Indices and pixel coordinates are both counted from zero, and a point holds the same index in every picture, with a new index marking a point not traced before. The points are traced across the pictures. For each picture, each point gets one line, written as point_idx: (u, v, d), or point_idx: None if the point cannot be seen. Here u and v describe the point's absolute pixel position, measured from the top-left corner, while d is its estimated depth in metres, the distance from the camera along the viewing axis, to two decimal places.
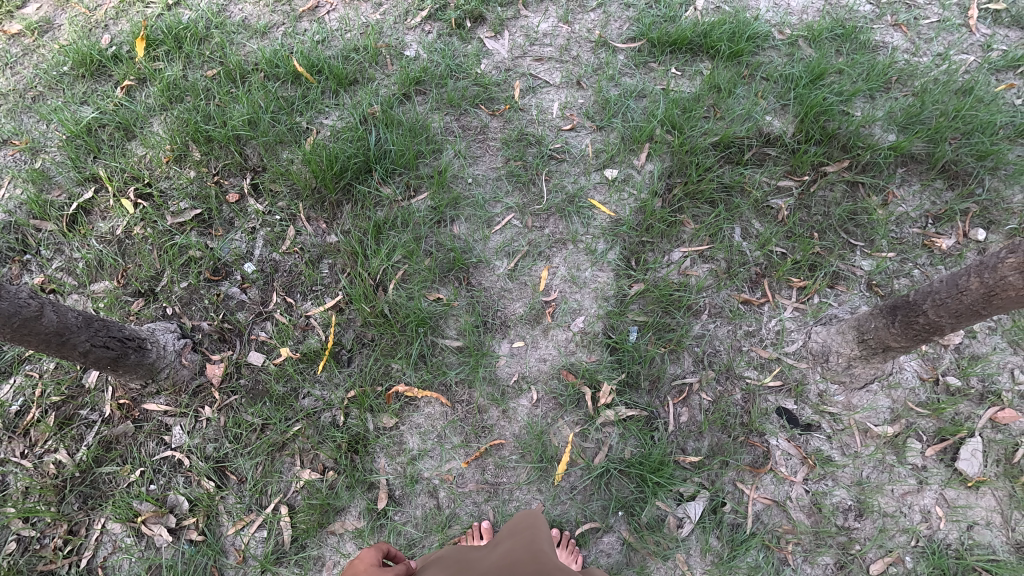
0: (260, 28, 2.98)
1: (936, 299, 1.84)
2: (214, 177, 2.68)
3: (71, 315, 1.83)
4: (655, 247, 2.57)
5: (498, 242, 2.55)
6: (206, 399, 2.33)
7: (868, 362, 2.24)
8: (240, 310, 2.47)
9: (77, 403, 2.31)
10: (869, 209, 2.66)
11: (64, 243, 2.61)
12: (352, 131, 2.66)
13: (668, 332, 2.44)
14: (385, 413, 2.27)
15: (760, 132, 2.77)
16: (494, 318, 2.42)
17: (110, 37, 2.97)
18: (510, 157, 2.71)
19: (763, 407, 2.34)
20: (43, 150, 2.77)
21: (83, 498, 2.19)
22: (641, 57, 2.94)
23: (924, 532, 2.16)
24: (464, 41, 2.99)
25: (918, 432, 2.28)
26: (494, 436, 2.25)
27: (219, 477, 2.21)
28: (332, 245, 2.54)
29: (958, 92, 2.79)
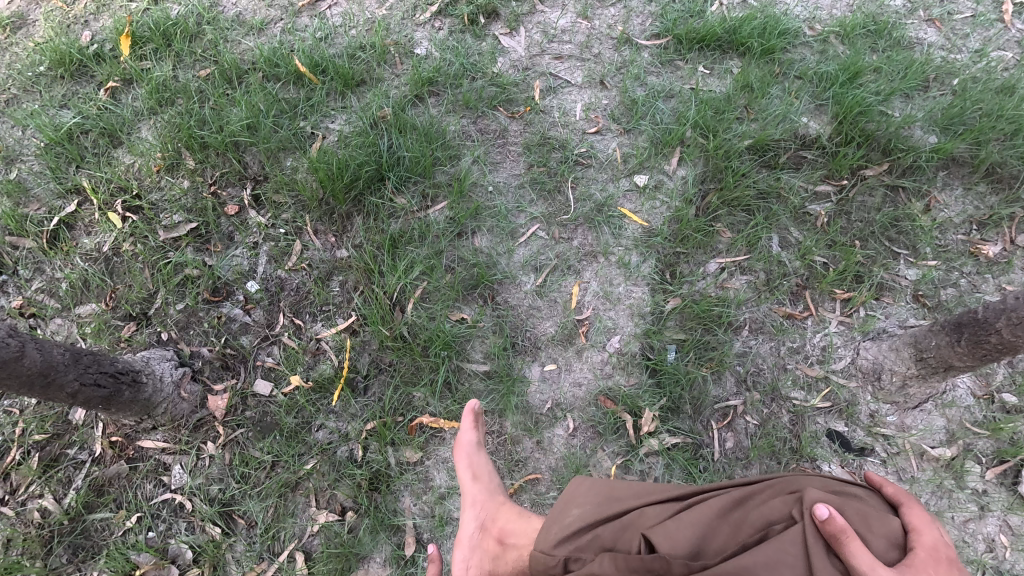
0: (256, 24, 2.75)
1: (1012, 316, 1.67)
2: (210, 187, 2.45)
3: (56, 353, 1.62)
4: (691, 259, 2.40)
5: (523, 256, 2.37)
6: (209, 434, 2.11)
7: (925, 381, 2.10)
8: (244, 334, 2.25)
9: (64, 442, 2.09)
10: (912, 215, 2.50)
11: (44, 261, 2.37)
12: (363, 136, 2.46)
13: (709, 350, 2.27)
14: (408, 447, 2.08)
15: (796, 134, 2.62)
16: (523, 340, 2.24)
17: (91, 34, 2.71)
18: (533, 163, 2.52)
19: (813, 431, 2.19)
20: (19, 158, 2.51)
21: (73, 550, 1.97)
22: (667, 55, 2.76)
23: (990, 563, 2.03)
24: (477, 37, 2.79)
25: (977, 455, 2.14)
26: (528, 471, 2.08)
27: (225, 522, 2.01)
28: (343, 261, 2.34)
29: (999, 90, 2.66)
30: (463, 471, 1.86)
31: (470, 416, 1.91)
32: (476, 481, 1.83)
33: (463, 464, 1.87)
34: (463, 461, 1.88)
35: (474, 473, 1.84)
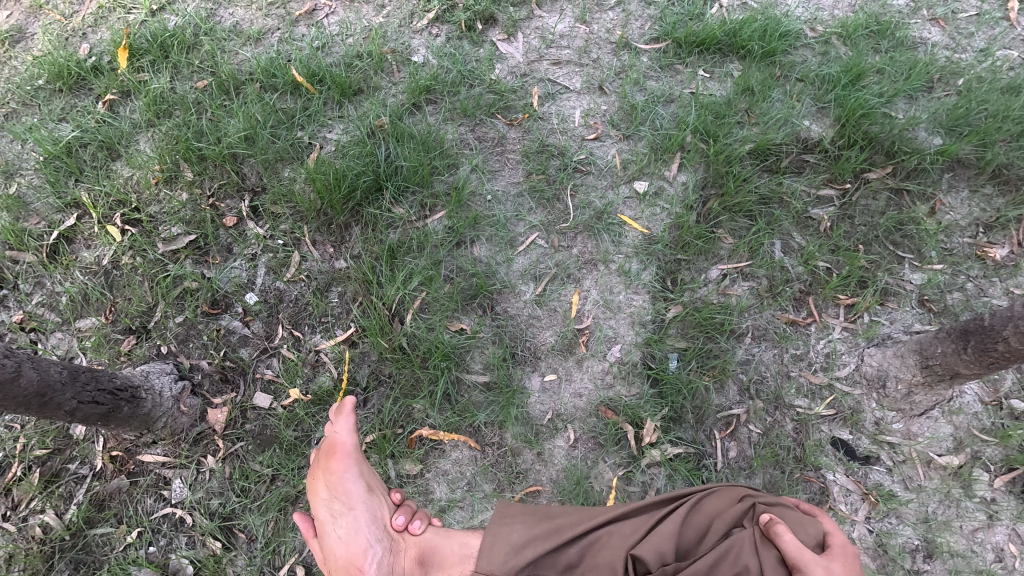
0: (253, 34, 2.74)
1: (1019, 324, 1.64)
2: (208, 199, 2.45)
3: (52, 371, 1.62)
4: (692, 266, 2.38)
5: (523, 265, 2.35)
6: (209, 447, 2.11)
7: (932, 389, 2.06)
8: (243, 347, 2.24)
9: (65, 457, 2.08)
10: (917, 219, 2.47)
11: (44, 275, 2.38)
12: (360, 146, 2.45)
13: (712, 358, 2.24)
14: (408, 460, 2.08)
15: (798, 138, 2.59)
16: (523, 350, 2.22)
17: (89, 47, 2.71)
18: (531, 171, 2.50)
19: (817, 439, 2.16)
20: (19, 172, 2.52)
21: (75, 565, 1.98)
22: (667, 59, 2.73)
23: (999, 572, 2.00)
24: (475, 44, 2.77)
25: (985, 462, 2.11)
26: (529, 482, 2.07)
27: (226, 536, 2.01)
28: (342, 271, 2.33)
29: (1005, 90, 2.61)
30: (355, 485, 1.82)
31: (344, 420, 1.84)
32: (370, 491, 1.85)
33: (356, 476, 1.82)
34: (354, 471, 1.82)
35: (369, 485, 1.85)
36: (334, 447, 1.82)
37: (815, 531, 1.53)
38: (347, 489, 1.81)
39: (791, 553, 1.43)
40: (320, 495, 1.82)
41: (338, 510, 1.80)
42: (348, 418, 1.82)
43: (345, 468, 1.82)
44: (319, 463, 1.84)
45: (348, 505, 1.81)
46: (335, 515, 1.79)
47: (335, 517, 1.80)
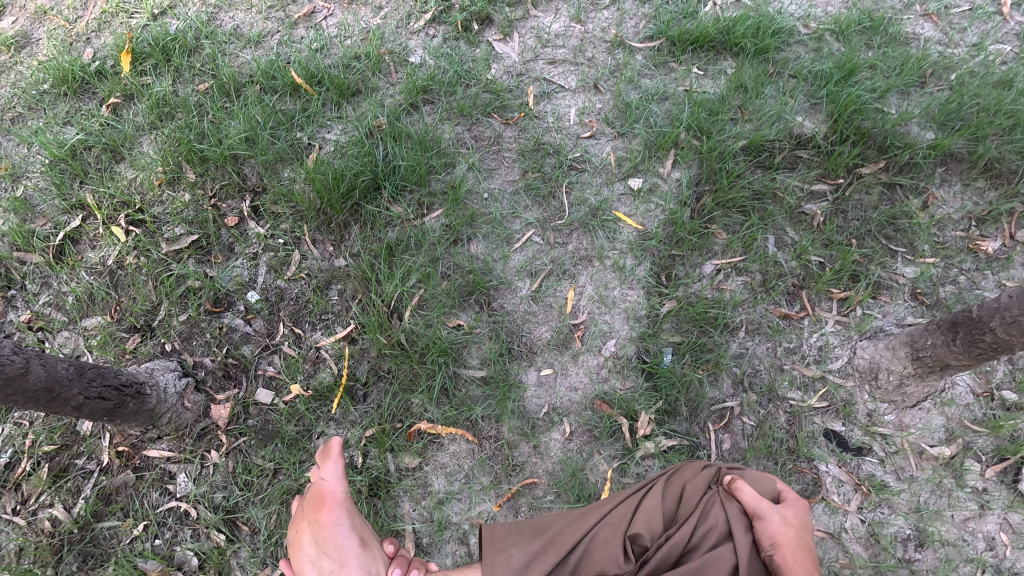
0: (253, 37, 2.79)
1: (1007, 315, 1.66)
2: (210, 200, 2.49)
3: (60, 367, 1.67)
4: (687, 261, 2.41)
5: (519, 262, 2.39)
6: (213, 442, 2.16)
7: (923, 380, 2.08)
8: (245, 344, 2.29)
9: (73, 452, 2.13)
10: (909, 213, 2.49)
11: (51, 275, 2.43)
12: (358, 146, 2.49)
13: (706, 352, 2.27)
14: (407, 453, 2.12)
15: (791, 134, 2.61)
16: (519, 345, 2.26)
17: (92, 51, 2.77)
18: (527, 169, 2.54)
19: (810, 431, 2.19)
20: (25, 175, 2.57)
21: (82, 558, 2.03)
22: (661, 57, 2.76)
23: (990, 561, 2.02)
24: (471, 44, 2.81)
25: (977, 453, 2.13)
26: (525, 475, 2.11)
27: (230, 529, 2.05)
28: (341, 269, 2.37)
29: (997, 84, 2.63)
30: (347, 538, 1.73)
31: (332, 468, 1.76)
32: (363, 545, 1.76)
33: (347, 529, 1.72)
34: (345, 524, 1.73)
35: (361, 538, 1.75)
36: (323, 498, 1.72)
37: (770, 485, 1.69)
38: (337, 544, 1.71)
39: (751, 503, 1.59)
40: (307, 551, 1.72)
41: (327, 568, 1.70)
42: (336, 463, 1.75)
43: (336, 521, 1.72)
44: (306, 515, 1.73)
45: (339, 562, 1.71)
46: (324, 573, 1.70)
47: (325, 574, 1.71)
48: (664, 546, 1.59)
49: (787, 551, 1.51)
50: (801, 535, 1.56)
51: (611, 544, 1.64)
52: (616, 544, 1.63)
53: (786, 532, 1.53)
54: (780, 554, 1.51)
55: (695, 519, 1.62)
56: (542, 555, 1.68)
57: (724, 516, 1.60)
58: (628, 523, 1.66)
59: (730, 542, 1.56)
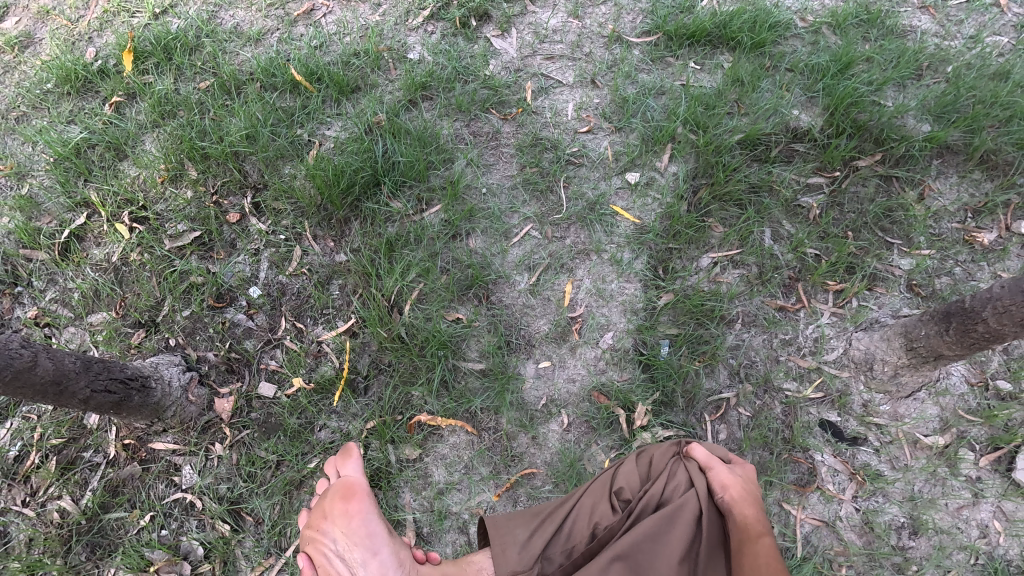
0: (253, 35, 2.81)
1: (998, 305, 1.68)
2: (212, 197, 2.53)
3: (68, 361, 1.70)
4: (683, 254, 2.43)
5: (517, 256, 2.42)
6: (217, 435, 2.19)
7: (917, 371, 2.11)
8: (248, 339, 2.33)
9: (80, 445, 2.17)
10: (905, 205, 2.51)
11: (57, 272, 2.47)
12: (358, 142, 2.52)
13: (702, 344, 2.30)
14: (408, 445, 2.15)
15: (787, 127, 2.63)
16: (517, 338, 2.29)
17: (95, 50, 2.80)
18: (525, 164, 2.56)
19: (805, 421, 2.22)
20: (30, 174, 2.61)
21: (91, 548, 2.07)
22: (658, 52, 2.78)
23: (983, 548, 2.05)
24: (470, 40, 2.83)
25: (971, 442, 2.16)
26: (524, 465, 2.14)
27: (234, 519, 2.09)
28: (342, 264, 2.40)
29: (994, 76, 2.64)
30: (376, 527, 1.70)
31: (355, 463, 1.83)
32: (391, 536, 1.73)
33: (376, 517, 1.71)
34: (374, 513, 1.72)
35: (389, 529, 1.73)
36: (349, 489, 1.73)
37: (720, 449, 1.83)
38: (368, 531, 1.68)
39: (705, 457, 1.72)
40: (334, 545, 1.66)
41: (359, 559, 1.65)
42: (358, 459, 1.83)
43: (364, 510, 1.71)
44: (331, 510, 1.71)
45: (371, 550, 1.66)
46: (356, 564, 1.65)
47: (356, 566, 1.65)
48: (639, 502, 1.68)
49: (735, 491, 1.64)
50: (748, 482, 1.70)
51: (595, 507, 1.72)
52: (599, 507, 1.72)
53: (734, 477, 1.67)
54: (732, 495, 1.64)
55: (662, 475, 1.71)
56: (541, 529, 1.73)
57: (686, 470, 1.71)
58: (606, 488, 1.75)
59: (693, 489, 1.67)
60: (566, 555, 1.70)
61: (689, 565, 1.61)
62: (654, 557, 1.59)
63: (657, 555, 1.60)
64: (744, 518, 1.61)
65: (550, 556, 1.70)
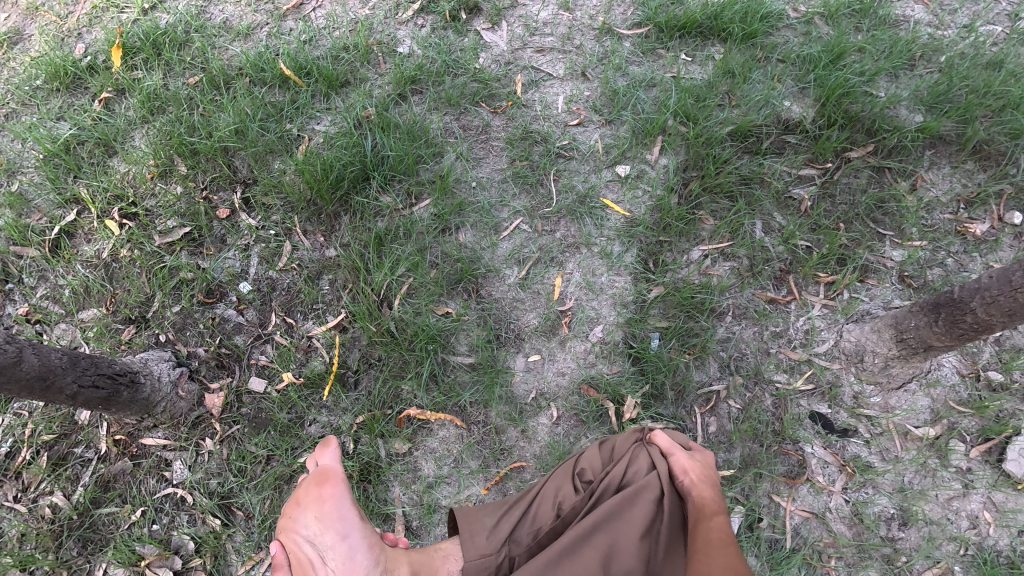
0: (242, 30, 2.80)
1: (986, 295, 1.68)
2: (202, 192, 2.52)
3: (54, 357, 1.71)
4: (674, 247, 2.42)
5: (507, 249, 2.41)
6: (207, 430, 2.20)
7: (907, 362, 2.10)
8: (238, 334, 2.32)
9: (71, 441, 2.18)
10: (897, 196, 2.50)
11: (47, 269, 2.47)
12: (347, 136, 2.51)
13: (692, 337, 2.30)
14: (397, 439, 2.15)
15: (778, 118, 2.61)
16: (507, 332, 2.29)
17: (84, 46, 2.79)
18: (515, 157, 2.55)
19: (795, 414, 2.21)
20: (20, 171, 2.61)
21: (82, 543, 2.08)
22: (649, 44, 2.76)
23: (973, 539, 2.05)
24: (460, 34, 2.81)
25: (962, 433, 2.15)
26: (514, 458, 2.14)
27: (225, 514, 2.10)
28: (331, 259, 2.40)
29: (987, 66, 2.62)
30: (346, 512, 1.71)
31: (333, 450, 1.82)
32: (363, 520, 1.74)
33: (347, 502, 1.72)
34: (346, 498, 1.73)
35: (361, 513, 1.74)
36: (322, 476, 1.76)
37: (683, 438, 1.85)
38: (338, 516, 1.70)
39: (666, 444, 1.74)
40: (305, 530, 1.69)
41: (327, 543, 1.68)
42: (335, 446, 1.82)
43: (336, 495, 1.73)
44: (305, 496, 1.74)
45: (340, 533, 1.68)
46: (325, 548, 1.67)
47: (325, 550, 1.67)
48: (601, 482, 1.68)
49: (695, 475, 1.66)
50: (709, 469, 1.72)
51: (559, 489, 1.73)
52: (563, 488, 1.72)
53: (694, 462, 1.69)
54: (691, 478, 1.65)
55: (624, 458, 1.72)
56: (508, 514, 1.73)
57: (648, 454, 1.72)
58: (570, 471, 1.76)
59: (655, 471, 1.67)
60: (533, 536, 1.69)
61: (650, 544, 1.59)
62: (615, 535, 1.58)
63: (617, 533, 1.58)
64: (703, 500, 1.62)
65: (517, 539, 1.70)
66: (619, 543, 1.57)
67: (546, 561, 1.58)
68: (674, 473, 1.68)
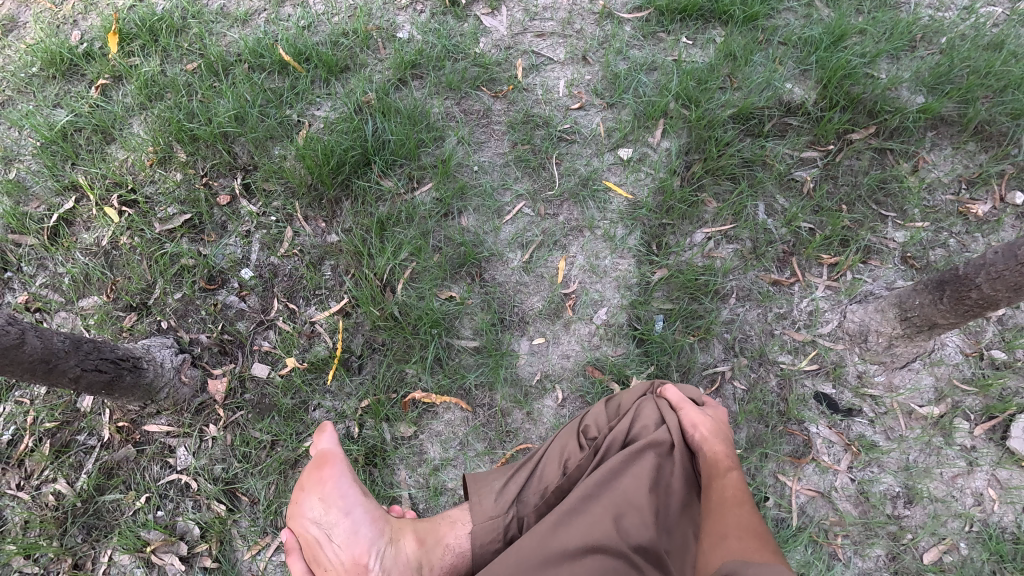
0: (240, 16, 2.78)
1: (992, 271, 1.68)
2: (202, 179, 2.51)
3: (56, 339, 1.69)
4: (677, 230, 2.42)
5: (510, 233, 2.40)
6: (211, 416, 2.19)
7: (912, 341, 2.10)
8: (240, 320, 2.31)
9: (73, 428, 2.17)
10: (900, 177, 2.49)
11: (46, 257, 2.45)
12: (347, 122, 2.49)
13: (697, 319, 2.29)
14: (402, 423, 2.15)
15: (780, 100, 2.61)
16: (511, 315, 2.28)
17: (80, 33, 2.76)
18: (517, 141, 2.54)
19: (800, 394, 2.22)
20: (17, 159, 2.58)
21: (87, 530, 2.07)
22: (649, 27, 2.75)
23: (978, 516, 2.05)
24: (459, 19, 2.79)
25: (966, 411, 2.15)
26: (519, 441, 2.14)
27: (230, 500, 2.09)
28: (333, 245, 2.39)
29: (988, 47, 2.62)
30: (347, 490, 1.73)
31: (330, 433, 1.80)
32: (365, 496, 1.76)
33: (349, 481, 1.74)
34: (346, 477, 1.74)
35: (362, 489, 1.76)
36: (320, 459, 1.75)
37: (692, 392, 1.85)
38: (340, 496, 1.72)
39: (676, 398, 1.74)
40: (311, 512, 1.70)
41: (333, 520, 1.69)
42: (331, 429, 1.81)
43: (336, 475, 1.73)
44: (306, 480, 1.74)
45: (344, 511, 1.70)
46: (332, 526, 1.69)
47: (331, 528, 1.69)
48: (605, 438, 1.68)
49: (706, 427, 1.66)
50: (720, 424, 1.71)
51: (564, 448, 1.72)
52: (567, 448, 1.72)
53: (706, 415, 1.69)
54: (702, 432, 1.64)
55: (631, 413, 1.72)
56: (516, 476, 1.73)
57: (656, 409, 1.72)
58: (575, 431, 1.76)
59: (664, 426, 1.67)
60: (539, 497, 1.69)
61: (661, 497, 1.57)
62: (624, 490, 1.57)
63: (625, 487, 1.57)
64: (715, 454, 1.62)
65: (524, 499, 1.70)
66: (628, 496, 1.56)
67: (554, 517, 1.57)
68: (684, 426, 1.68)
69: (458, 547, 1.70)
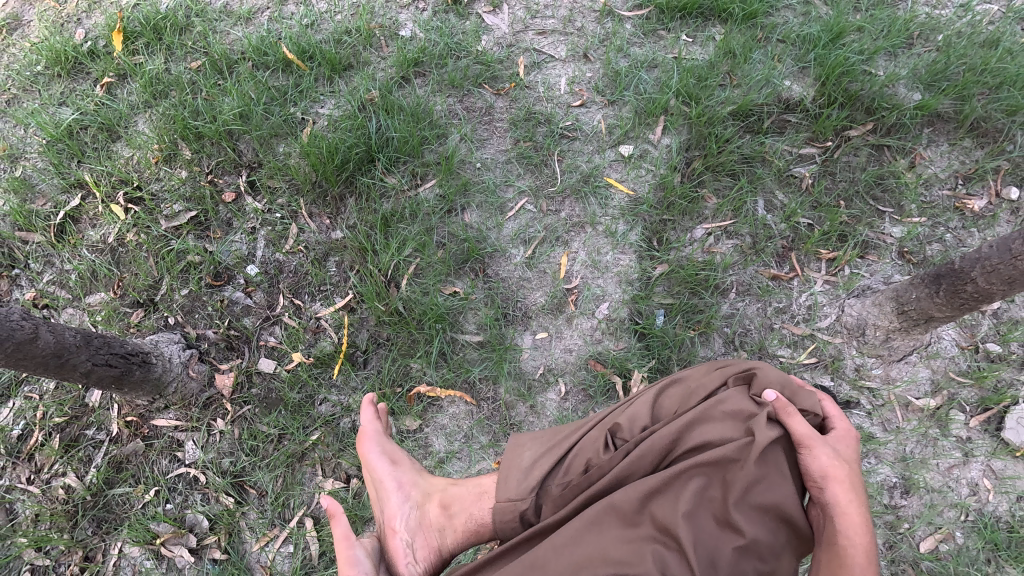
0: (244, 14, 2.80)
1: (987, 265, 1.72)
2: (207, 176, 2.53)
3: (68, 334, 1.72)
4: (677, 225, 2.45)
5: (512, 229, 2.43)
6: (218, 411, 2.21)
7: (908, 334, 2.14)
8: (246, 316, 2.34)
9: (83, 423, 2.19)
10: (897, 173, 2.53)
11: (53, 254, 2.47)
12: (351, 119, 2.52)
13: (697, 313, 2.33)
14: (408, 416, 2.18)
15: (779, 97, 2.64)
16: (514, 310, 2.31)
17: (84, 32, 2.78)
18: (519, 138, 2.57)
19: None
20: (23, 156, 2.60)
21: (97, 523, 2.09)
22: (650, 25, 2.78)
23: (973, 506, 2.08)
24: (461, 17, 2.82)
25: (961, 403, 2.19)
26: (523, 433, 2.17)
27: (238, 492, 2.12)
28: (338, 241, 2.41)
29: (984, 45, 2.65)
30: (378, 461, 1.83)
31: (367, 407, 1.92)
32: (394, 464, 1.83)
33: (378, 452, 1.84)
34: (376, 448, 1.85)
35: (391, 458, 1.84)
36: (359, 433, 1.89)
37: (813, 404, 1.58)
38: (373, 466, 1.84)
39: (806, 432, 1.49)
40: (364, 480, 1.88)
41: (374, 488, 1.84)
42: (367, 405, 1.91)
43: (368, 448, 1.85)
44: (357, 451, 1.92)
45: (377, 480, 1.82)
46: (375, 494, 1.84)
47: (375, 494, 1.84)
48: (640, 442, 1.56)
49: (836, 484, 1.48)
50: (856, 480, 1.52)
51: (597, 438, 1.63)
52: (597, 442, 1.62)
53: (837, 466, 1.49)
54: (835, 494, 1.48)
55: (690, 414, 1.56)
56: (544, 459, 1.66)
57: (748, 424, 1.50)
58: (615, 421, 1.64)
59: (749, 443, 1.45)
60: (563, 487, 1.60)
61: (723, 532, 1.40)
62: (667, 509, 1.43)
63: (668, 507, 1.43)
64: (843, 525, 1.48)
65: (547, 489, 1.63)
66: (667, 507, 1.43)
67: (583, 519, 1.50)
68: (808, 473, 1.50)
69: (480, 518, 1.69)
